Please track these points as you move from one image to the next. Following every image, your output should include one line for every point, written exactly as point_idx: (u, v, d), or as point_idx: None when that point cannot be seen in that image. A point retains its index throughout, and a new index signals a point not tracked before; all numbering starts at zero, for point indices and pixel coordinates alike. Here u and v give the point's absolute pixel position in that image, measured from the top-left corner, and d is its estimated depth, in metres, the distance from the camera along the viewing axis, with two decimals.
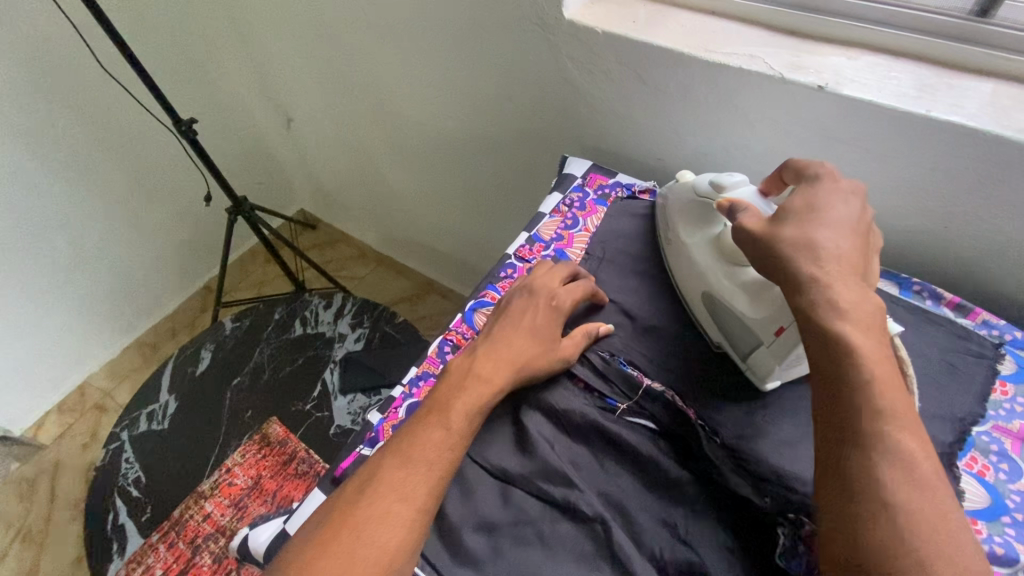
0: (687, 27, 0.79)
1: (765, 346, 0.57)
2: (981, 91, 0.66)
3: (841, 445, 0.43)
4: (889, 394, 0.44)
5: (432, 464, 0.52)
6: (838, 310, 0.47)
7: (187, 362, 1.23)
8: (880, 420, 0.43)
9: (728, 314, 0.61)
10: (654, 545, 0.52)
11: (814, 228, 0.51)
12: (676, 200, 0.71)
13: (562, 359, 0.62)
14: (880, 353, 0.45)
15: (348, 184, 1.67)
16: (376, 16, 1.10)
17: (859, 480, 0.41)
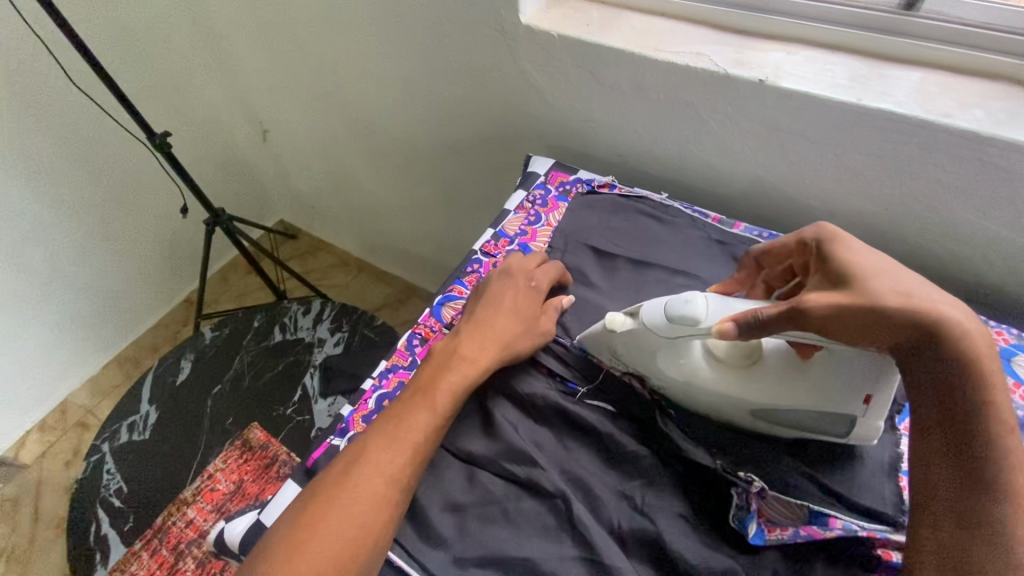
0: (638, 29, 0.83)
1: (862, 417, 0.54)
2: (910, 80, 0.70)
3: (969, 490, 0.43)
4: (1019, 442, 0.44)
5: (417, 444, 0.55)
6: (977, 353, 0.46)
7: (167, 372, 1.24)
8: (1018, 470, 0.43)
9: (801, 411, 0.56)
10: (613, 516, 0.55)
11: (906, 276, 0.51)
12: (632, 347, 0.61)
13: (538, 339, 0.65)
14: (1004, 400, 0.46)
15: (326, 192, 1.69)
16: (344, 27, 1.13)
17: (997, 526, 0.42)
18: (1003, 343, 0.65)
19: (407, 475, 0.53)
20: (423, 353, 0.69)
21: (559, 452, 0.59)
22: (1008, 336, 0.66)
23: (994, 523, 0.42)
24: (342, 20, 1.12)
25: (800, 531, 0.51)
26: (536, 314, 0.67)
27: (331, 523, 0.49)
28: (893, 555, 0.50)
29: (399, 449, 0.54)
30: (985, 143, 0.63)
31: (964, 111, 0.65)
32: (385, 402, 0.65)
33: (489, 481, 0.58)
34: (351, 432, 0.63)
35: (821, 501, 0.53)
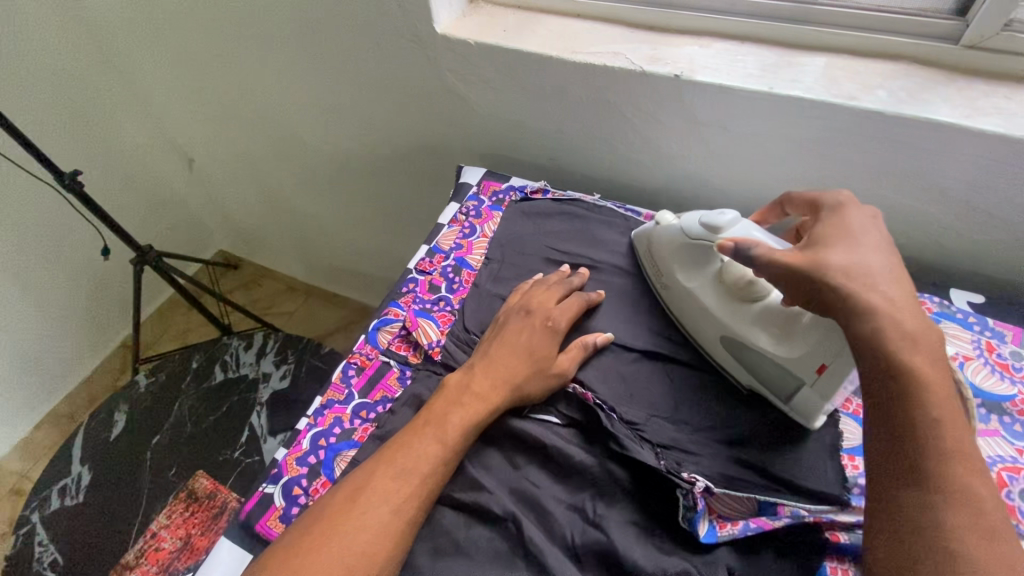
0: (554, 32, 0.83)
1: (809, 386, 0.55)
2: (817, 65, 0.72)
3: (898, 481, 0.41)
4: (953, 431, 0.41)
5: (424, 477, 0.53)
6: (908, 340, 0.44)
7: (100, 428, 1.16)
8: (946, 458, 0.40)
9: (757, 355, 0.58)
10: (566, 532, 0.53)
11: (862, 254, 0.50)
12: (661, 241, 0.67)
13: (557, 377, 0.61)
14: (946, 393, 0.42)
15: (263, 219, 1.62)
16: (259, 48, 1.08)
17: (917, 521, 0.39)
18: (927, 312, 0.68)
19: (414, 507, 0.52)
20: (359, 385, 0.66)
21: (504, 470, 0.57)
22: (932, 304, 0.69)
23: (923, 518, 0.39)
24: (256, 43, 1.07)
25: (750, 523, 0.52)
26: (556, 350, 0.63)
27: (331, 551, 0.48)
28: (841, 536, 0.51)
29: (405, 481, 0.52)
30: (891, 121, 0.65)
31: (869, 92, 0.67)
32: (320, 441, 0.61)
33: (434, 512, 0.55)
34: (285, 478, 0.59)
35: (767, 490, 0.54)
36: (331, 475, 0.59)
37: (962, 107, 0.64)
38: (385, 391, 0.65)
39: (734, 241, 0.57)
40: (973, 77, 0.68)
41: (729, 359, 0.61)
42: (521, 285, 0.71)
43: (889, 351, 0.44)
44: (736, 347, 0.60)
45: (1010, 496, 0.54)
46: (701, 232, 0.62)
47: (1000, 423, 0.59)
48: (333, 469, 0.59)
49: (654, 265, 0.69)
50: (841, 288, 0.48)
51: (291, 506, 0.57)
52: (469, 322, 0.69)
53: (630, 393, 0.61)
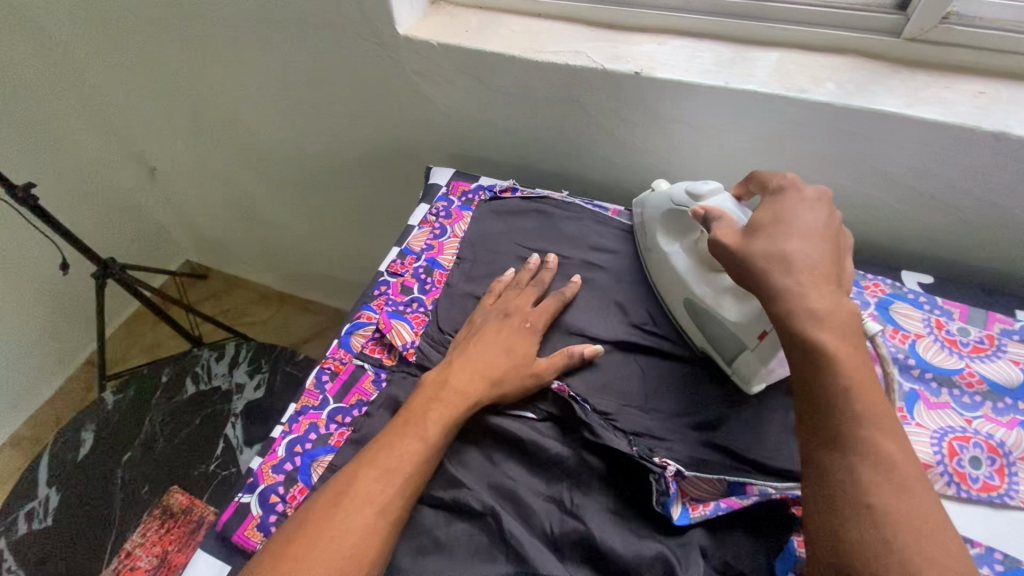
0: (516, 31, 0.84)
1: (751, 350, 0.58)
2: (769, 60, 0.74)
3: (819, 450, 0.44)
4: (867, 397, 0.44)
5: (407, 475, 0.53)
6: (815, 318, 0.47)
7: (66, 448, 1.12)
8: (860, 424, 0.43)
9: (711, 319, 0.62)
10: (545, 524, 0.54)
11: (785, 241, 0.52)
12: (653, 208, 0.71)
13: (536, 376, 0.61)
14: (859, 362, 0.46)
15: (230, 227, 1.59)
16: (218, 53, 1.06)
17: (838, 483, 0.42)
18: (881, 293, 0.71)
19: (398, 504, 0.52)
20: (334, 390, 0.65)
21: (482, 465, 0.58)
22: (884, 286, 0.72)
23: (844, 480, 0.42)
24: (214, 48, 1.05)
25: (721, 503, 0.54)
26: (533, 349, 0.64)
27: (316, 555, 0.48)
28: None
29: (389, 481, 0.53)
30: (840, 113, 0.68)
31: (819, 85, 0.70)
32: (296, 448, 0.61)
33: (414, 512, 0.56)
34: (261, 486, 0.59)
35: (737, 471, 0.56)
36: (308, 481, 0.58)
37: (906, 98, 0.67)
38: (361, 395, 0.65)
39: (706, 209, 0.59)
40: (915, 68, 0.71)
41: (692, 324, 0.64)
42: (497, 284, 0.72)
43: (798, 333, 0.47)
44: (694, 310, 0.64)
45: (960, 463, 0.57)
46: (684, 200, 0.65)
47: (950, 396, 0.62)
48: (310, 475, 0.59)
49: (643, 233, 0.72)
50: (761, 273, 0.51)
51: (269, 514, 0.57)
52: (443, 323, 0.70)
53: (603, 384, 0.63)
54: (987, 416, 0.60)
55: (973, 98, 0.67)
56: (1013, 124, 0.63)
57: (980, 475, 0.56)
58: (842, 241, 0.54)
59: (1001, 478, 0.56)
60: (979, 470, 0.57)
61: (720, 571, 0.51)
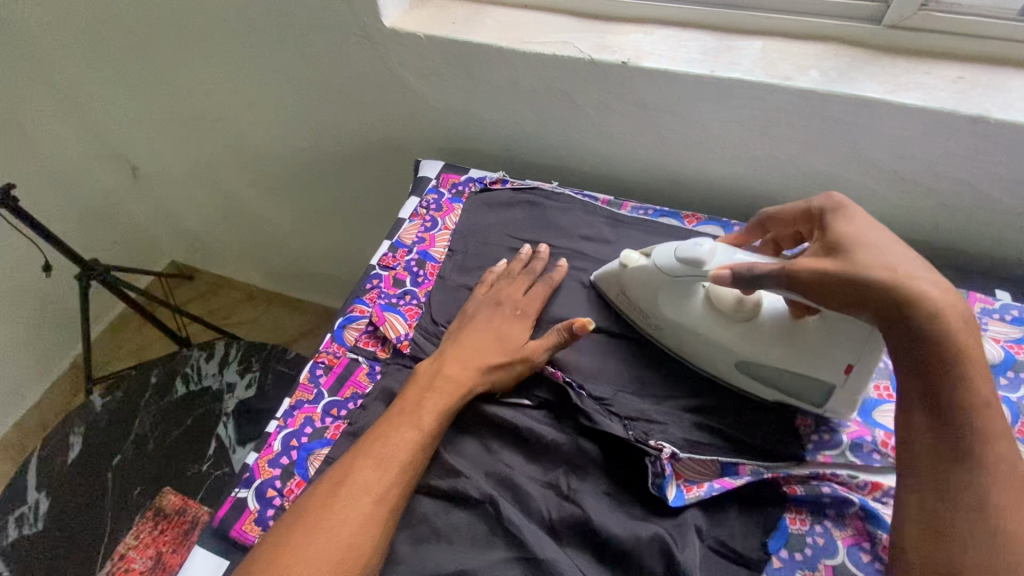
0: (503, 23, 0.84)
1: (841, 386, 0.55)
2: (754, 48, 0.75)
3: (954, 465, 0.44)
4: (993, 413, 0.45)
5: (404, 463, 0.54)
6: (959, 329, 0.46)
7: (55, 452, 1.11)
8: (989, 440, 0.44)
9: (780, 373, 0.57)
10: (543, 509, 0.54)
11: (893, 249, 0.50)
12: (640, 286, 0.63)
13: (526, 359, 0.62)
14: (986, 377, 0.45)
15: (216, 225, 1.57)
16: (201, 48, 1.05)
17: (969, 500, 0.43)
18: None
19: (396, 493, 0.52)
20: (328, 383, 0.65)
21: (479, 453, 0.59)
22: None
23: (973, 498, 0.43)
24: (196, 43, 1.04)
25: (715, 484, 0.55)
26: (524, 335, 0.64)
27: (321, 545, 0.48)
28: (796, 489, 0.54)
29: (386, 469, 0.53)
30: (824, 99, 0.69)
31: (802, 72, 0.71)
32: (292, 442, 0.61)
33: (412, 501, 0.56)
34: (257, 481, 0.58)
35: (728, 452, 0.57)
36: (305, 474, 0.58)
37: (887, 84, 0.69)
38: (356, 387, 0.65)
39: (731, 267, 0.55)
40: (896, 55, 0.72)
41: (750, 382, 0.59)
42: (489, 275, 0.72)
43: (939, 342, 0.45)
44: (751, 367, 0.59)
45: None
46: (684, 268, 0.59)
47: None
48: (307, 468, 0.59)
49: (637, 307, 0.65)
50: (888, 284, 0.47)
51: (266, 508, 0.57)
52: (436, 314, 0.70)
53: (596, 371, 0.64)
54: None
55: (952, 83, 0.68)
56: (991, 108, 0.65)
57: None
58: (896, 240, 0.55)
59: None
60: None
61: (715, 549, 0.52)
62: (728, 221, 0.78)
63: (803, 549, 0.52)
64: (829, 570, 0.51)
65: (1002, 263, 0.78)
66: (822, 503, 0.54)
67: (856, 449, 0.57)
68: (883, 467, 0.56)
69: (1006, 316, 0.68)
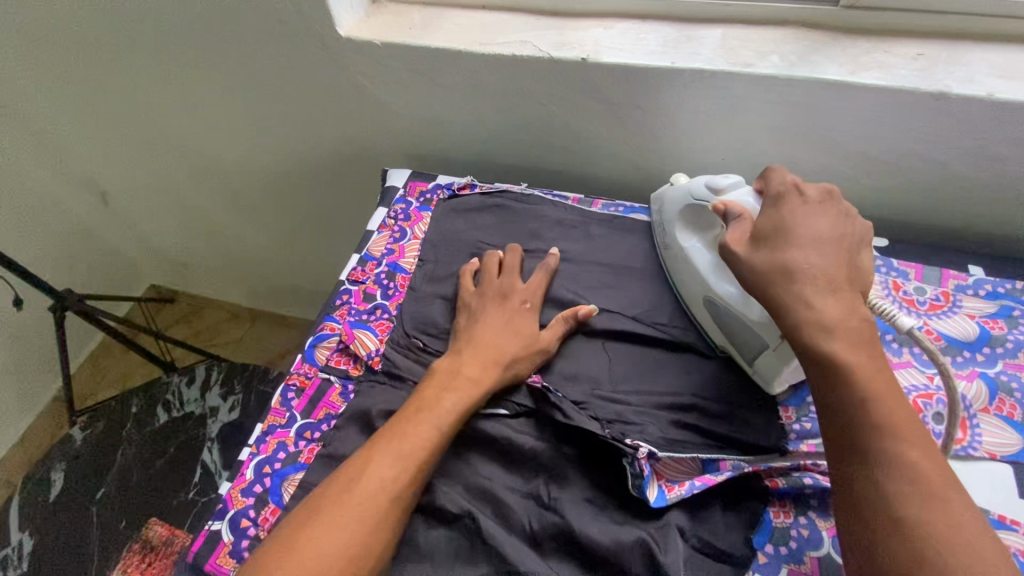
0: (461, 25, 0.82)
1: (771, 348, 0.56)
2: (714, 37, 0.75)
3: (846, 462, 0.44)
4: (888, 409, 0.44)
5: (420, 463, 0.53)
6: (825, 328, 0.48)
7: (37, 490, 1.08)
8: (878, 434, 0.44)
9: (728, 316, 0.60)
10: (524, 520, 0.53)
11: (786, 250, 0.52)
12: (673, 201, 0.69)
13: (539, 351, 0.62)
14: (876, 374, 0.46)
15: (192, 246, 1.54)
16: (158, 69, 1.02)
17: (866, 495, 0.43)
18: None
19: (409, 493, 0.51)
20: (301, 406, 0.64)
21: (457, 466, 0.57)
22: None
23: (870, 497, 0.42)
24: (153, 64, 1.02)
25: (696, 481, 0.54)
26: (533, 330, 0.64)
27: (326, 544, 0.47)
28: (778, 482, 0.54)
29: (402, 469, 0.52)
30: (785, 84, 0.69)
31: (763, 59, 0.71)
32: (265, 469, 0.59)
33: None
34: (231, 512, 0.57)
35: (708, 448, 0.57)
36: (279, 501, 0.57)
37: (848, 65, 0.68)
38: (329, 408, 0.63)
39: (726, 204, 0.59)
40: (856, 35, 0.72)
41: (709, 319, 0.63)
42: (472, 264, 0.72)
43: (814, 345, 0.48)
44: (714, 306, 0.62)
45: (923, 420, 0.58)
46: (704, 193, 0.64)
47: (911, 354, 0.63)
48: (282, 494, 0.57)
49: (662, 229, 0.71)
50: (764, 288, 0.52)
51: (241, 539, 0.55)
52: (409, 326, 0.69)
53: (573, 373, 0.63)
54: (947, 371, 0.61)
55: (912, 60, 0.68)
56: (951, 84, 0.64)
57: None
58: (853, 235, 0.54)
59: (964, 431, 0.58)
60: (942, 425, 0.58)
61: (700, 549, 0.51)
62: None
63: (788, 542, 0.52)
64: (814, 562, 0.50)
65: (977, 239, 0.77)
66: (804, 494, 0.54)
67: None
68: None
69: (980, 291, 0.68)
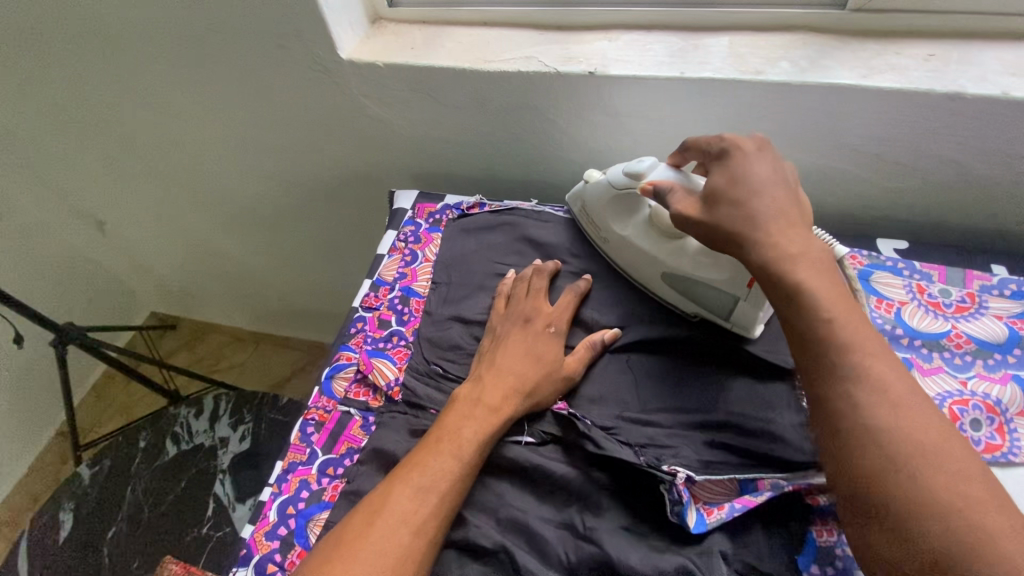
0: (463, 43, 0.82)
1: (743, 299, 0.60)
2: (721, 45, 0.74)
3: (821, 385, 0.46)
4: (849, 326, 0.47)
5: (443, 495, 0.52)
6: (791, 259, 0.50)
7: (47, 531, 1.06)
8: (846, 352, 0.46)
9: (694, 283, 0.64)
10: (561, 553, 0.52)
11: (744, 196, 0.54)
12: (593, 199, 0.71)
13: (564, 378, 0.61)
14: (836, 295, 0.49)
15: (193, 272, 1.52)
16: (156, 97, 1.01)
17: (842, 412, 0.44)
18: (861, 265, 0.70)
19: (432, 526, 0.51)
20: (321, 441, 0.62)
21: (485, 497, 0.56)
22: (863, 258, 0.71)
23: (847, 412, 0.44)
24: (151, 93, 1.01)
25: (736, 503, 0.52)
26: (557, 355, 0.62)
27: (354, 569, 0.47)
28: (820, 499, 0.53)
29: (421, 499, 0.51)
30: (798, 90, 0.68)
31: (773, 65, 0.70)
32: (289, 509, 0.57)
33: None
34: (256, 557, 0.55)
35: (746, 468, 0.55)
36: (306, 543, 0.55)
37: (860, 69, 0.67)
38: (350, 442, 0.62)
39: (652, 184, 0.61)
40: (865, 38, 0.71)
41: (674, 294, 0.66)
42: (500, 288, 0.70)
43: (781, 275, 0.50)
44: (676, 280, 0.65)
45: (961, 428, 0.57)
46: (625, 182, 0.66)
47: (941, 359, 0.62)
48: (308, 536, 0.56)
49: (591, 221, 0.72)
50: (729, 233, 0.53)
51: None
52: (428, 352, 0.67)
53: (599, 396, 0.61)
54: (980, 375, 0.60)
55: (924, 61, 0.67)
56: (966, 84, 0.64)
57: (982, 437, 0.56)
58: (790, 175, 0.57)
59: (1002, 436, 0.56)
60: (980, 432, 0.57)
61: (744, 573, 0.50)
62: None
63: (834, 562, 0.50)
64: None
65: (994, 236, 0.76)
66: None
67: None
68: None
69: (1005, 291, 0.67)
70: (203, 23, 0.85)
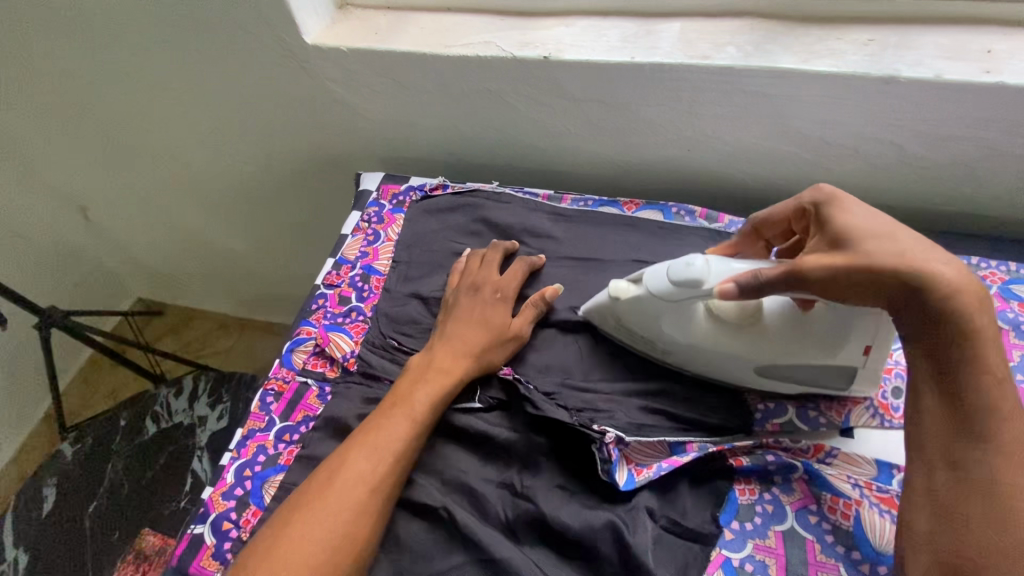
0: (425, 28, 0.84)
1: (860, 367, 0.56)
2: (672, 31, 0.76)
3: (960, 441, 0.45)
4: (1006, 392, 0.45)
5: (397, 454, 0.55)
6: (971, 307, 0.46)
7: (29, 507, 1.08)
8: (1000, 417, 0.45)
9: (802, 369, 0.56)
10: (500, 510, 0.55)
11: (898, 235, 0.49)
12: (641, 314, 0.59)
13: (511, 340, 0.64)
14: (1000, 355, 0.46)
15: (176, 258, 1.54)
16: (129, 83, 1.03)
17: (978, 475, 0.44)
18: None
19: (388, 483, 0.54)
20: (279, 409, 0.65)
21: (433, 459, 0.59)
22: None
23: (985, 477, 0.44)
24: (125, 79, 1.02)
25: (664, 463, 0.56)
26: (505, 321, 0.65)
27: (317, 530, 0.50)
28: (742, 460, 0.56)
29: (379, 459, 0.54)
30: (742, 75, 0.70)
31: (720, 50, 0.72)
32: (245, 472, 0.60)
33: None
34: (212, 515, 0.58)
35: (676, 432, 0.59)
36: (260, 503, 0.58)
37: (801, 54, 0.70)
38: (306, 410, 0.65)
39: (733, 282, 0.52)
40: (809, 23, 0.74)
41: (775, 383, 0.58)
42: (456, 265, 0.73)
43: (954, 321, 0.46)
44: (776, 371, 0.57)
45: (882, 395, 0.60)
46: (682, 291, 0.55)
47: None
48: (262, 496, 0.59)
49: (636, 334, 0.61)
50: (897, 270, 0.47)
51: (223, 541, 0.57)
52: (384, 327, 0.70)
53: (545, 364, 0.64)
54: None
55: (863, 46, 0.70)
56: (901, 68, 0.66)
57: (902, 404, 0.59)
58: None
59: None
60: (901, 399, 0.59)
61: (669, 528, 0.53)
62: (665, 203, 0.78)
63: (753, 518, 0.53)
64: (778, 536, 0.52)
65: (932, 217, 0.80)
66: (769, 471, 0.55)
67: (802, 417, 0.59)
68: (827, 430, 0.58)
69: None
70: (170, 7, 0.86)
